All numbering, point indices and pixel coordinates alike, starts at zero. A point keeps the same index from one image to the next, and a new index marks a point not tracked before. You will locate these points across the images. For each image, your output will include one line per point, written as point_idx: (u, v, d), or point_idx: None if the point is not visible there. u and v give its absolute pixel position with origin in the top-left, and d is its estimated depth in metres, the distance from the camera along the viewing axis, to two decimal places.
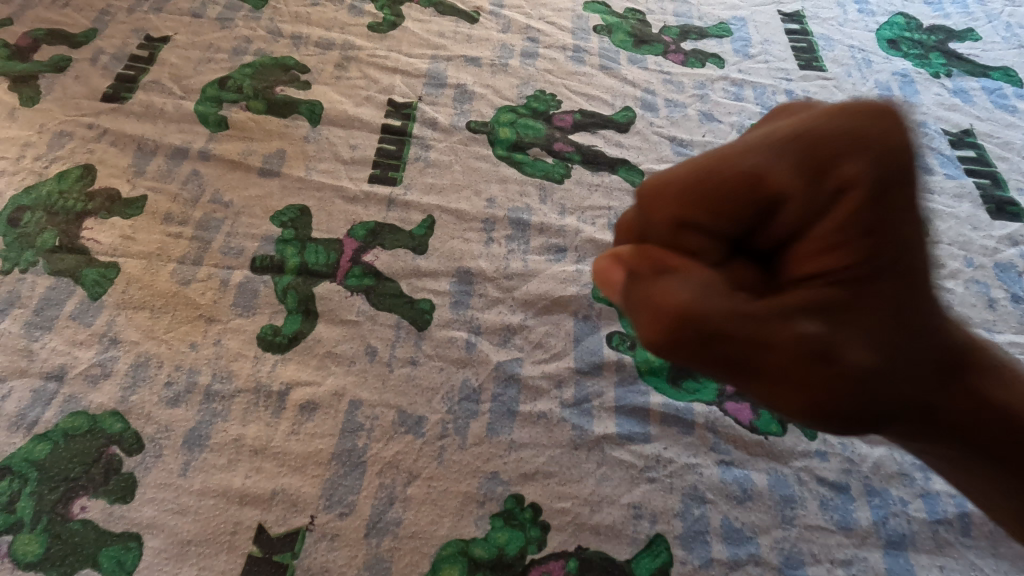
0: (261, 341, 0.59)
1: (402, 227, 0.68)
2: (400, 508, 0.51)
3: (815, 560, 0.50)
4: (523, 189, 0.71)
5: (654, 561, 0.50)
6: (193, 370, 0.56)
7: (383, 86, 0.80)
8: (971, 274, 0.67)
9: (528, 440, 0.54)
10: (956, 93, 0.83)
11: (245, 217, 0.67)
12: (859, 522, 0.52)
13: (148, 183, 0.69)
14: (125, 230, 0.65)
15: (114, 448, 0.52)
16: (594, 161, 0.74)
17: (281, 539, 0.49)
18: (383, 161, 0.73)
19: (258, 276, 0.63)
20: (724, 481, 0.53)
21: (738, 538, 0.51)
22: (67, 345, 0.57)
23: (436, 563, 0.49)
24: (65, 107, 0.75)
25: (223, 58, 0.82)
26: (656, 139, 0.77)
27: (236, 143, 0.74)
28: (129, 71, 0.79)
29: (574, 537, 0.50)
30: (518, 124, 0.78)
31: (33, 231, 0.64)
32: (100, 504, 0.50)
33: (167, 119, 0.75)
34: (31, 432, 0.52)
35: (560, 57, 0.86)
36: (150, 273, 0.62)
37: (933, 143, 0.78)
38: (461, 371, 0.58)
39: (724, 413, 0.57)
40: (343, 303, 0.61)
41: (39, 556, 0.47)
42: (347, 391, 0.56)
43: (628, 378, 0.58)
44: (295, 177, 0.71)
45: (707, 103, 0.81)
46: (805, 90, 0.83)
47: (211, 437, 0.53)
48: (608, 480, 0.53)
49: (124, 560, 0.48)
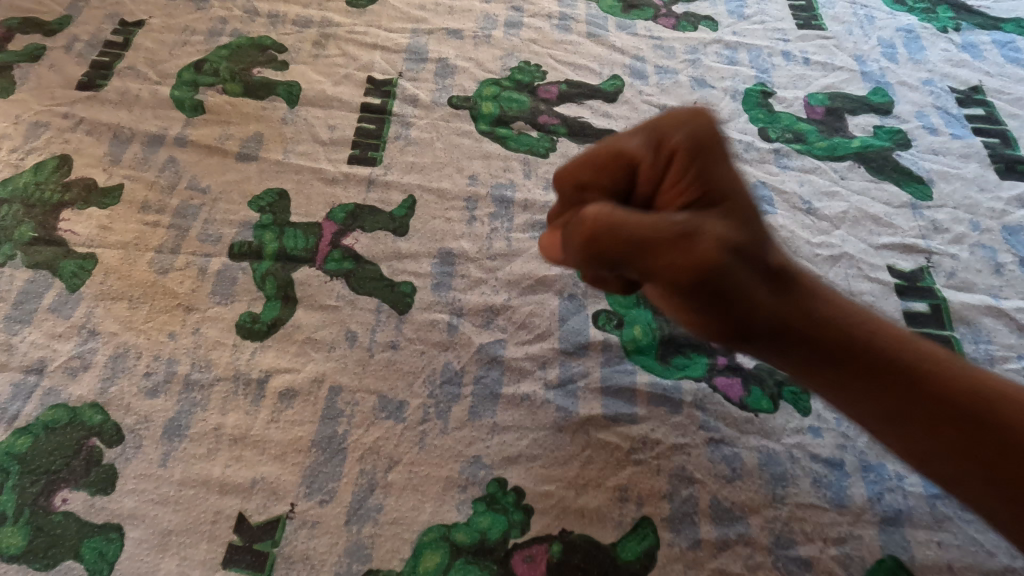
0: (240, 329, 0.58)
1: (382, 209, 0.66)
2: (381, 494, 0.50)
3: (807, 539, 0.49)
4: (507, 165, 0.69)
5: (640, 544, 0.48)
6: (171, 360, 0.56)
7: (362, 63, 0.78)
8: (977, 238, 0.64)
9: (512, 423, 0.53)
10: (964, 48, 0.79)
11: (222, 203, 0.66)
12: (853, 499, 0.50)
13: (124, 171, 0.68)
14: (102, 220, 0.64)
15: (94, 440, 0.52)
16: (580, 133, 0.72)
17: (261, 527, 0.49)
18: (363, 141, 0.71)
19: (236, 262, 0.62)
20: (713, 460, 0.52)
21: (727, 518, 0.49)
22: (46, 338, 0.57)
23: (418, 549, 0.48)
24: (40, 97, 0.74)
25: (199, 40, 0.80)
26: (645, 108, 0.74)
27: (212, 127, 0.72)
28: (104, 57, 0.77)
29: (558, 520, 0.49)
30: (502, 98, 0.75)
31: (10, 224, 0.64)
32: (81, 496, 0.49)
33: (143, 106, 0.74)
34: (12, 426, 0.52)
35: (545, 26, 0.82)
36: (128, 264, 0.61)
37: (939, 102, 0.74)
38: (443, 354, 0.56)
39: (714, 389, 0.55)
40: (322, 287, 0.60)
41: (22, 548, 0.47)
42: (327, 377, 0.55)
43: (615, 357, 0.57)
44: (273, 160, 0.69)
45: (699, 68, 0.78)
46: (803, 51, 0.79)
47: (190, 427, 0.53)
48: (593, 462, 0.52)
49: (106, 551, 0.47)
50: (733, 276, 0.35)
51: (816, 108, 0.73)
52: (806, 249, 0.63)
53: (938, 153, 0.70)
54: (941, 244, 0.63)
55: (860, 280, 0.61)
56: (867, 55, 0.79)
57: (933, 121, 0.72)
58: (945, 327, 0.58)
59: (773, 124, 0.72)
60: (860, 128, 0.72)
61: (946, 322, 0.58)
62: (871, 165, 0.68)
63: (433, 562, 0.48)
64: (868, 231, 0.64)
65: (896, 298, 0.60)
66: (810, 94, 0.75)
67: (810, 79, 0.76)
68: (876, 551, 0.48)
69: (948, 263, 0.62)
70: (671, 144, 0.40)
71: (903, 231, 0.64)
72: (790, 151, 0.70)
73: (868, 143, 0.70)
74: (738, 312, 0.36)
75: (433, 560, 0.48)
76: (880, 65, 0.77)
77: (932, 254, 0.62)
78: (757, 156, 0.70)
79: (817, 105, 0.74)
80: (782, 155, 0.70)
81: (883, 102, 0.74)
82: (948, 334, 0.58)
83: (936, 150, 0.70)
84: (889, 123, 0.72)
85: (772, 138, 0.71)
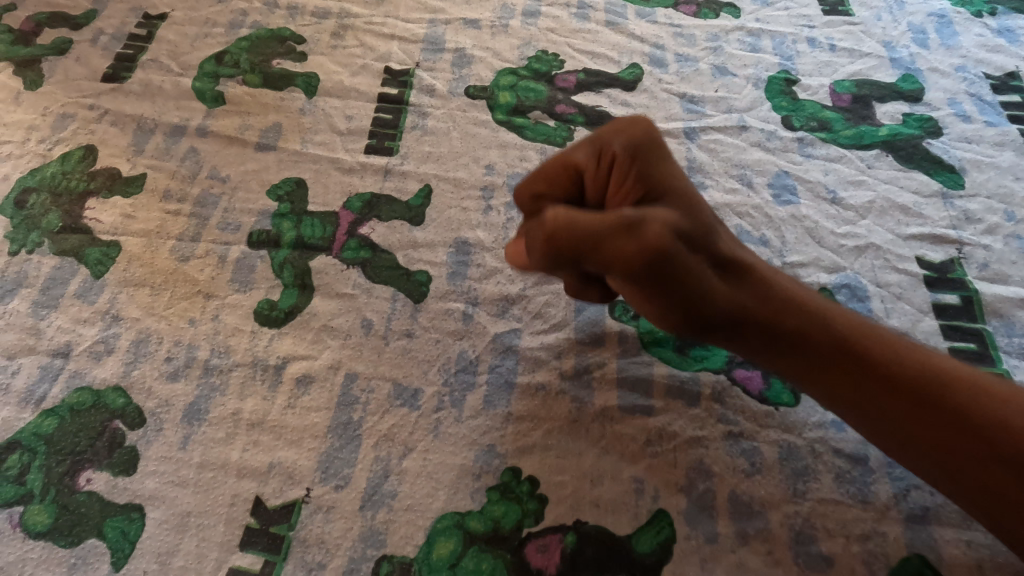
0: (258, 316, 0.58)
1: (398, 198, 0.66)
2: (395, 480, 0.50)
3: (829, 535, 0.48)
4: (524, 154, 0.68)
5: (656, 537, 0.48)
6: (191, 346, 0.56)
7: (379, 53, 0.78)
8: (1012, 229, 0.61)
9: (526, 413, 0.53)
10: (1000, 33, 0.76)
11: (242, 192, 0.67)
12: (877, 496, 0.49)
13: (147, 161, 0.69)
14: (126, 209, 0.66)
15: (117, 422, 0.53)
16: (598, 122, 0.71)
17: (277, 511, 0.49)
18: (380, 131, 0.71)
19: (255, 251, 0.62)
20: (732, 453, 0.51)
21: (746, 513, 0.48)
22: (72, 323, 0.58)
23: (431, 535, 0.48)
24: (66, 89, 0.75)
25: (220, 32, 0.81)
26: (665, 96, 0.72)
27: (232, 118, 0.72)
28: (128, 50, 0.79)
29: (572, 511, 0.49)
30: (519, 87, 0.74)
31: (38, 213, 0.65)
32: (105, 477, 0.51)
33: (165, 97, 0.75)
34: (39, 407, 0.54)
35: (563, 15, 0.81)
36: (150, 251, 0.63)
37: (972, 88, 0.71)
38: (458, 343, 0.56)
39: (733, 382, 0.54)
40: (339, 276, 0.60)
41: (48, 526, 0.49)
42: (343, 364, 0.55)
43: (631, 348, 0.56)
44: (291, 150, 0.70)
45: (721, 56, 0.76)
46: (829, 37, 0.77)
47: (209, 411, 0.53)
48: (609, 453, 0.51)
49: (128, 530, 0.49)
50: (679, 258, 0.39)
51: (842, 96, 0.71)
52: (830, 239, 0.61)
53: (972, 140, 0.67)
54: (973, 234, 0.61)
55: (888, 271, 0.59)
56: (897, 40, 0.76)
57: (967, 108, 0.70)
58: (977, 319, 0.56)
59: (797, 112, 0.70)
60: (888, 116, 0.69)
61: (977, 314, 0.56)
62: (900, 154, 0.66)
63: (446, 549, 0.48)
64: (896, 221, 0.62)
65: (925, 289, 0.58)
66: (836, 81, 0.73)
67: (836, 65, 0.74)
68: (902, 549, 0.47)
69: (981, 254, 0.60)
70: (616, 143, 0.45)
71: (933, 221, 0.62)
72: (814, 140, 0.68)
73: (896, 132, 0.68)
74: (676, 289, 0.40)
75: (447, 547, 0.48)
76: (910, 51, 0.75)
77: (964, 245, 0.60)
78: (780, 145, 0.68)
79: (843, 93, 0.72)
80: (807, 143, 0.68)
81: (913, 88, 0.72)
82: (979, 328, 0.56)
83: (970, 138, 0.67)
84: (919, 110, 0.70)
85: (796, 126, 0.69)
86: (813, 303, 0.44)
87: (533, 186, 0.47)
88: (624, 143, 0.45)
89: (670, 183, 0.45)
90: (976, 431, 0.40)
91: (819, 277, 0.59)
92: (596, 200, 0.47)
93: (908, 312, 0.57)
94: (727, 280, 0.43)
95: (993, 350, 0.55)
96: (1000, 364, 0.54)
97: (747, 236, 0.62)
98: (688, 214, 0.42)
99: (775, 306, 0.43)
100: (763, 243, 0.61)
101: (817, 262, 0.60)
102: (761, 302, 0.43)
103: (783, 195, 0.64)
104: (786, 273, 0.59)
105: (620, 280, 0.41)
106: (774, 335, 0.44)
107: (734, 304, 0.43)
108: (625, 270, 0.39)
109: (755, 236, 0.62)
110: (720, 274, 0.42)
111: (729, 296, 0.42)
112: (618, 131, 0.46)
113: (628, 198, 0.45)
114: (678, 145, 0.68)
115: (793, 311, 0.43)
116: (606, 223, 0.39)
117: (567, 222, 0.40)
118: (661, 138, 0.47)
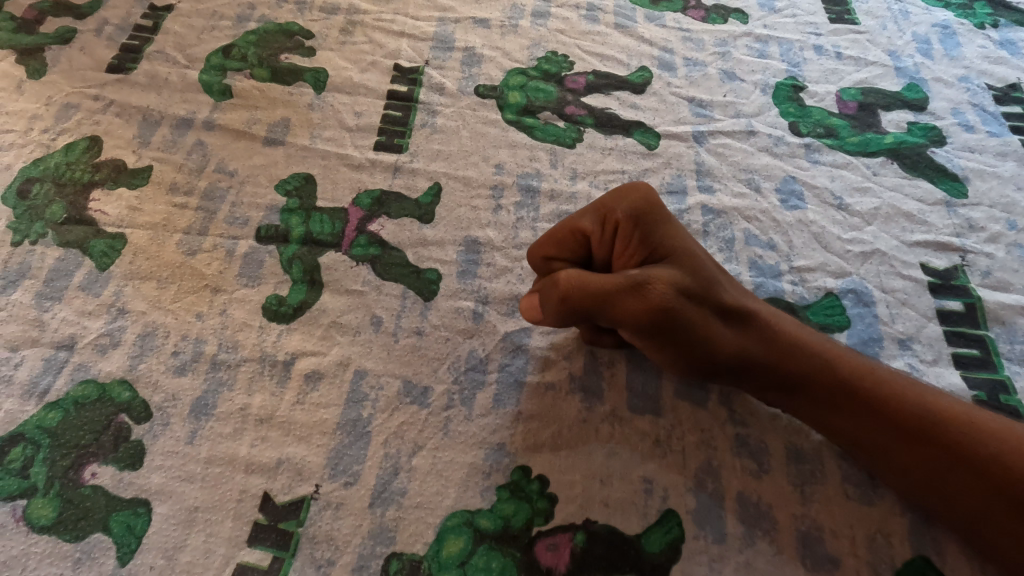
0: (266, 311, 0.58)
1: (408, 196, 0.66)
2: (405, 478, 0.50)
3: (836, 537, 0.48)
4: (533, 154, 0.69)
5: (665, 536, 0.48)
6: (199, 340, 0.56)
7: (389, 50, 0.78)
8: (1014, 238, 0.62)
9: (536, 412, 0.53)
10: (1002, 45, 0.78)
11: (250, 186, 0.66)
12: (883, 498, 0.49)
13: (153, 154, 0.69)
14: (131, 201, 0.65)
15: (123, 416, 0.52)
16: (607, 124, 0.71)
17: (286, 507, 0.49)
18: (389, 128, 0.71)
19: (263, 245, 0.62)
20: (740, 455, 0.51)
21: (754, 514, 0.49)
22: (77, 315, 0.57)
23: (441, 533, 0.48)
24: (71, 79, 0.74)
25: (227, 25, 0.80)
26: (674, 100, 0.73)
27: (240, 112, 0.72)
28: (134, 41, 0.78)
29: (582, 510, 0.49)
30: (529, 87, 0.74)
31: (42, 203, 0.64)
32: (110, 471, 0.50)
33: (172, 89, 0.74)
34: (43, 400, 0.53)
35: (573, 16, 0.81)
36: (156, 244, 0.62)
37: (976, 98, 0.72)
38: (468, 342, 0.56)
39: None
40: (348, 272, 0.60)
41: (52, 520, 0.48)
42: (352, 361, 0.55)
43: (640, 349, 0.56)
44: (300, 145, 0.69)
45: (729, 61, 0.77)
46: (835, 45, 0.78)
47: (217, 406, 0.53)
48: (618, 453, 0.51)
49: (134, 525, 0.48)
50: (682, 313, 0.47)
51: (848, 103, 0.72)
52: (837, 245, 0.62)
53: (975, 150, 0.68)
54: (976, 242, 0.62)
55: (893, 277, 0.60)
56: (901, 50, 0.77)
57: (970, 118, 0.71)
58: (979, 326, 0.57)
59: (804, 118, 0.71)
60: (893, 125, 0.70)
61: (980, 321, 0.57)
62: (905, 162, 0.67)
63: (456, 547, 0.48)
64: (901, 228, 0.63)
65: (929, 296, 0.59)
66: (842, 89, 0.74)
67: (842, 73, 0.75)
68: (907, 552, 0.48)
69: (983, 262, 0.61)
70: (618, 209, 0.49)
71: (937, 228, 0.63)
72: (821, 146, 0.69)
73: (901, 140, 0.69)
74: (684, 341, 0.48)
75: (456, 545, 0.48)
76: (914, 61, 0.76)
77: (967, 253, 0.61)
78: (788, 150, 0.69)
79: (849, 100, 0.73)
80: (813, 150, 0.68)
81: (917, 97, 0.73)
82: (982, 334, 0.57)
83: (973, 147, 0.68)
84: (924, 119, 0.71)
85: (803, 133, 0.70)
86: (818, 347, 0.50)
87: (544, 249, 0.52)
88: (627, 209, 0.49)
89: (673, 246, 0.49)
90: (958, 455, 0.46)
91: (825, 281, 0.60)
92: (603, 257, 0.51)
93: (912, 318, 0.58)
94: (732, 333, 0.49)
95: (995, 357, 0.55)
96: (1002, 371, 0.55)
97: (755, 240, 0.62)
98: (692, 272, 0.48)
99: (778, 348, 0.50)
100: (771, 247, 0.62)
101: (824, 267, 0.61)
102: (768, 349, 0.49)
103: (790, 200, 0.65)
104: (794, 277, 0.60)
105: (634, 334, 0.48)
106: (776, 377, 0.50)
107: (739, 348, 0.49)
108: (637, 324, 0.47)
109: (763, 240, 0.62)
110: (723, 325, 0.49)
111: (734, 345, 0.49)
112: (618, 197, 0.50)
113: (635, 259, 0.49)
114: (687, 149, 0.69)
115: (788, 353, 0.49)
116: (617, 285, 0.46)
117: (579, 285, 0.47)
118: (657, 198, 0.50)
